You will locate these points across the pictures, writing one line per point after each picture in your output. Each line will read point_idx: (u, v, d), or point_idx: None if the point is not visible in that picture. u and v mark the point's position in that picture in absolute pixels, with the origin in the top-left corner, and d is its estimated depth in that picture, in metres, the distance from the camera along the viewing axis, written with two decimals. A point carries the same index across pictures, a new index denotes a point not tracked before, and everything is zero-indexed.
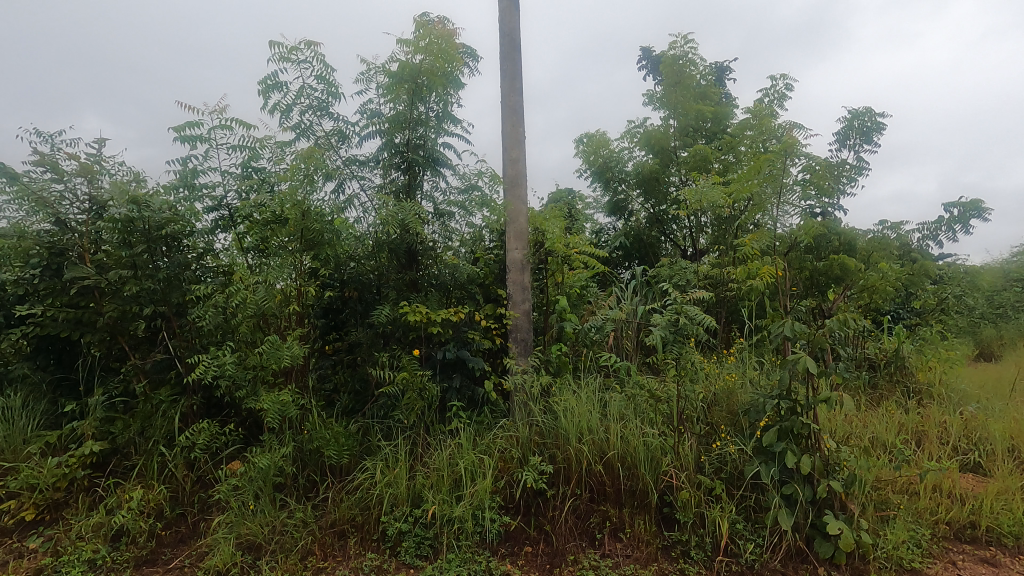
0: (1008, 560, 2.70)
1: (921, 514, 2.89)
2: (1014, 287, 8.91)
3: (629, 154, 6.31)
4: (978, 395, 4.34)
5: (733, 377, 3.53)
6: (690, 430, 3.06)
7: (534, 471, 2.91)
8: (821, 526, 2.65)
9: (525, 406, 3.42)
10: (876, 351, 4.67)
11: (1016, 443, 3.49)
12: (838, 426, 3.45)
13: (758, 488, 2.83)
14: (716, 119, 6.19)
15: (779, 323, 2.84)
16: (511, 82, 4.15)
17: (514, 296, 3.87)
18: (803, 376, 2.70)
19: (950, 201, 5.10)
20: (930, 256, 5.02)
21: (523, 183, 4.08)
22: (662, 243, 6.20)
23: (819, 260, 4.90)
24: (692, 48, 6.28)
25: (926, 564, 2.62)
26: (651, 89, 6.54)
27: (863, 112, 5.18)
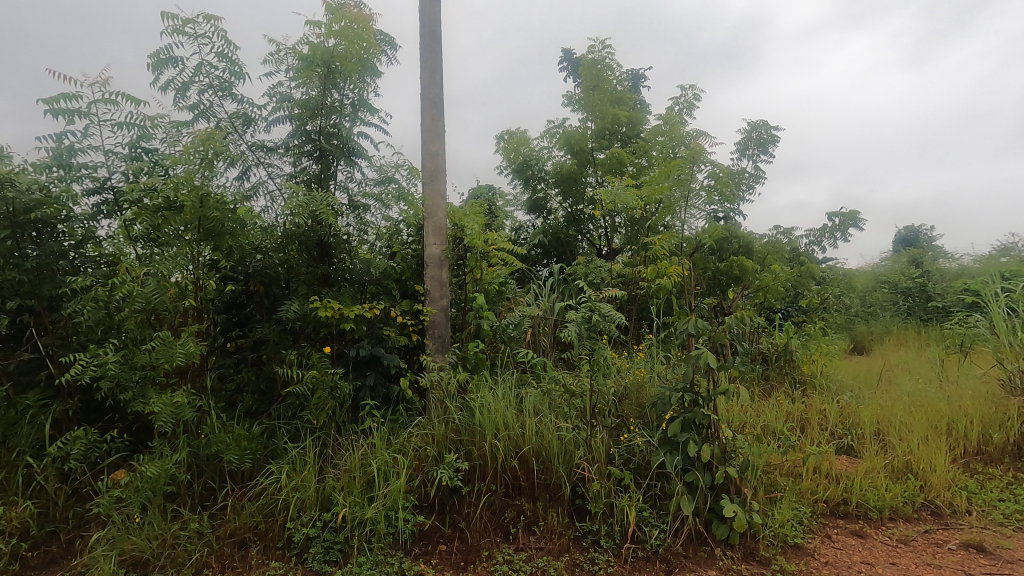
0: (872, 531, 3.02)
1: (802, 494, 3.18)
2: (881, 288, 10.03)
3: (549, 153, 6.44)
4: (852, 384, 4.84)
5: (642, 372, 3.69)
6: (601, 423, 3.19)
7: (449, 469, 2.89)
8: (718, 509, 2.83)
9: (441, 404, 3.40)
10: (768, 346, 5.13)
11: (881, 426, 3.89)
12: (733, 417, 3.71)
13: (663, 477, 2.99)
14: (631, 124, 6.40)
15: (684, 320, 2.99)
16: (432, 74, 4.08)
17: (431, 292, 3.85)
18: (705, 369, 2.87)
19: (832, 211, 5.65)
20: (815, 260, 5.53)
21: (442, 177, 4.03)
22: (579, 242, 6.35)
23: (721, 261, 5.26)
24: (609, 53, 6.48)
25: (806, 539, 2.88)
26: (570, 91, 6.67)
27: (760, 125, 5.58)
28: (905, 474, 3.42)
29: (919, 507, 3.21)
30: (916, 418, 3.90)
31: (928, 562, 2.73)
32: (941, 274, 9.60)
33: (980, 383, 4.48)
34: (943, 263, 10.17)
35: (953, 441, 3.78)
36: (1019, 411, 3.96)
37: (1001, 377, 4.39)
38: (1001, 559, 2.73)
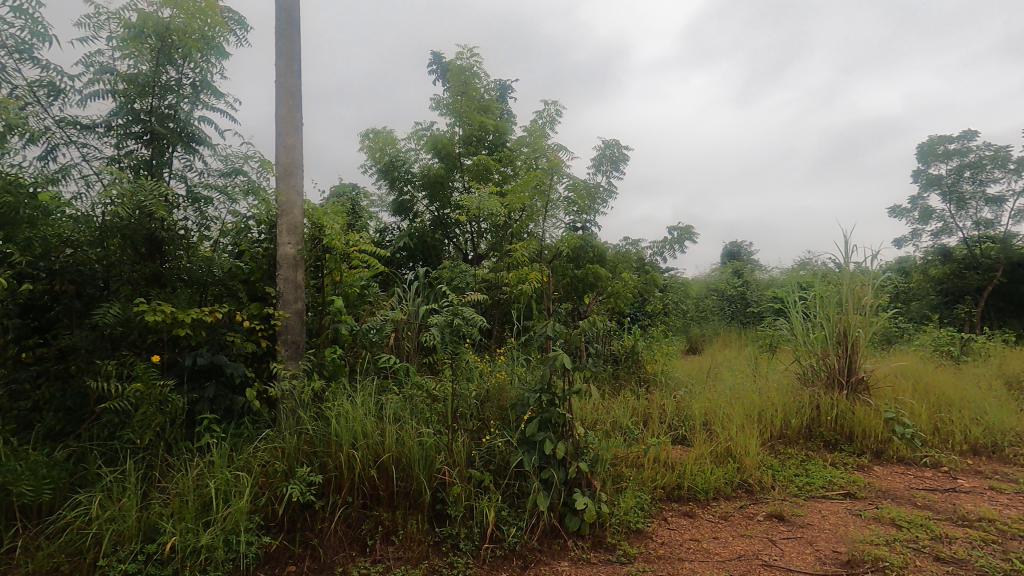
0: (700, 510, 3.41)
1: (643, 483, 3.49)
2: (711, 296, 11.42)
3: (416, 156, 6.39)
4: (686, 381, 5.43)
5: (503, 374, 3.79)
6: (462, 427, 3.22)
7: (300, 483, 2.70)
8: (571, 503, 3.00)
9: (293, 414, 3.18)
10: (619, 348, 5.62)
11: (708, 417, 4.41)
12: (585, 415, 3.96)
13: (521, 476, 3.09)
14: (497, 132, 6.52)
15: (543, 324, 3.13)
16: (288, 62, 3.82)
17: (284, 295, 3.60)
18: (560, 371, 3.02)
19: (671, 225, 6.31)
20: (658, 269, 6.12)
21: (299, 172, 3.78)
22: (445, 246, 6.35)
23: (578, 268, 5.59)
24: (477, 61, 6.59)
25: (646, 523, 3.16)
26: (438, 94, 6.67)
27: (612, 143, 6.05)
28: (726, 458, 3.90)
29: (736, 486, 3.69)
30: (735, 408, 4.47)
31: (742, 533, 3.14)
32: (756, 283, 11.17)
33: (782, 376, 5.28)
34: (758, 274, 11.85)
35: (762, 427, 4.40)
36: (810, 399, 4.73)
37: (798, 371, 5.20)
38: (795, 524, 3.23)
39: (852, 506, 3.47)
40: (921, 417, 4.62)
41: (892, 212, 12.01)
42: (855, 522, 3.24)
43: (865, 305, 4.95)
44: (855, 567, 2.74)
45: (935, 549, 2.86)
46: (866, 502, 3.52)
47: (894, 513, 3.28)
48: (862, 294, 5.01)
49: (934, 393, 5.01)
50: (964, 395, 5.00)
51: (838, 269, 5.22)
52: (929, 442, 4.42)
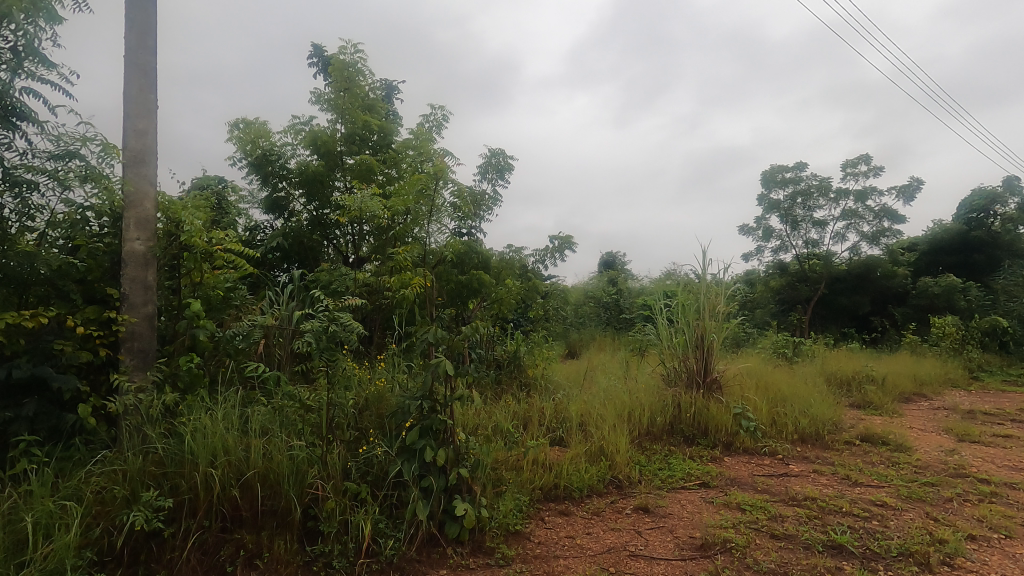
0: (574, 508, 3.56)
1: (522, 485, 3.57)
2: (589, 302, 12.04)
3: (293, 151, 6.02)
4: (564, 384, 5.66)
5: (383, 381, 3.68)
6: (338, 438, 3.08)
7: (145, 509, 2.40)
8: (451, 510, 2.98)
9: (138, 432, 2.83)
10: (501, 353, 5.71)
11: (584, 418, 4.63)
12: (467, 420, 3.97)
13: (400, 485, 3.02)
14: (382, 133, 6.36)
15: (425, 330, 3.09)
16: (141, 36, 3.40)
17: (130, 297, 3.18)
18: (442, 377, 2.99)
19: (552, 234, 6.56)
20: (540, 277, 6.33)
21: (151, 160, 3.38)
22: (324, 248, 6.05)
23: (462, 274, 5.60)
24: (362, 58, 6.38)
25: (525, 524, 3.24)
26: (318, 88, 6.36)
27: (498, 152, 6.16)
28: (599, 456, 4.12)
29: (607, 482, 3.91)
30: (608, 409, 4.75)
31: (612, 527, 3.33)
32: (629, 291, 12.00)
33: (650, 378, 5.71)
34: (630, 283, 12.74)
35: (631, 425, 4.72)
36: (673, 398, 5.16)
37: (663, 373, 5.66)
38: (658, 515, 3.49)
39: (706, 494, 3.84)
40: (762, 411, 5.24)
41: (742, 230, 13.55)
42: (708, 509, 3.58)
43: (719, 312, 5.52)
44: (708, 550, 3.03)
45: (771, 527, 3.25)
46: (717, 490, 3.91)
47: (740, 498, 3.67)
48: (716, 303, 5.58)
49: (772, 390, 5.71)
50: (795, 391, 5.76)
51: (697, 280, 5.76)
52: (768, 433, 5.03)
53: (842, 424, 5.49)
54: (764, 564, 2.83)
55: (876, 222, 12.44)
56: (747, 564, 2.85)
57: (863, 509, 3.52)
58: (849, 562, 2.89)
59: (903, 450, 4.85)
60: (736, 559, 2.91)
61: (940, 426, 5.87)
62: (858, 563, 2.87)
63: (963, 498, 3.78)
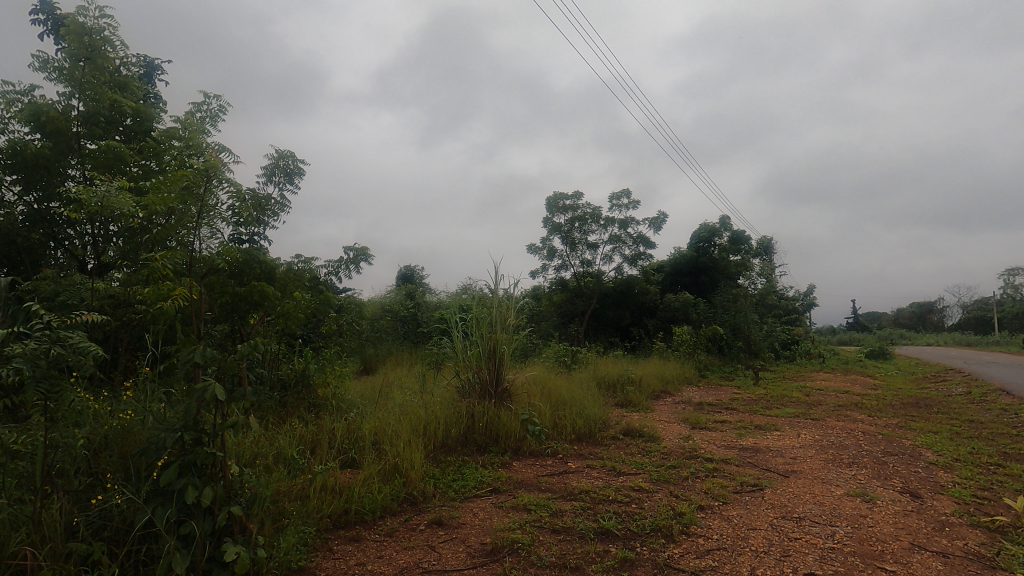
0: (366, 532, 3.40)
1: (307, 515, 3.29)
2: (385, 316, 11.76)
3: (2, 126, 4.75)
4: (358, 402, 5.43)
5: (129, 414, 3.08)
6: (60, 489, 2.48)
7: None
8: (218, 556, 2.58)
9: None
10: (288, 373, 5.25)
11: (378, 436, 4.47)
12: (243, 451, 3.54)
13: (150, 537, 2.53)
14: (139, 117, 5.34)
15: (189, 350, 2.66)
16: None
17: None
18: (211, 404, 2.60)
19: (347, 246, 6.27)
20: (332, 290, 5.99)
21: None
22: (49, 251, 4.87)
23: (241, 286, 4.95)
24: (111, 25, 5.33)
25: (309, 558, 2.98)
26: (44, 52, 5.12)
27: (286, 154, 5.69)
28: (393, 475, 4.01)
29: (401, 500, 3.83)
30: (403, 425, 4.66)
31: (405, 546, 3.26)
32: (426, 305, 12.10)
33: (445, 391, 5.79)
34: (428, 297, 12.88)
35: (426, 440, 4.72)
36: (466, 409, 5.29)
37: (457, 385, 5.78)
38: (452, 526, 3.53)
39: (496, 499, 4.01)
40: (546, 415, 5.71)
41: (530, 249, 14.74)
42: (498, 513, 3.74)
43: (509, 325, 5.86)
44: (496, 553, 3.16)
45: (553, 523, 3.53)
46: (506, 494, 4.12)
47: (526, 500, 3.92)
48: (507, 316, 5.92)
49: (554, 395, 6.26)
50: (572, 394, 6.41)
51: (490, 294, 6.05)
52: (551, 435, 5.50)
53: (609, 422, 6.28)
54: (546, 559, 3.05)
55: (635, 247, 14.65)
56: (532, 562, 3.04)
57: (625, 495, 4.06)
58: (614, 543, 3.28)
59: (654, 440, 5.74)
60: (522, 558, 3.08)
61: (680, 417, 7.10)
62: (621, 544, 3.27)
63: (695, 475, 4.61)
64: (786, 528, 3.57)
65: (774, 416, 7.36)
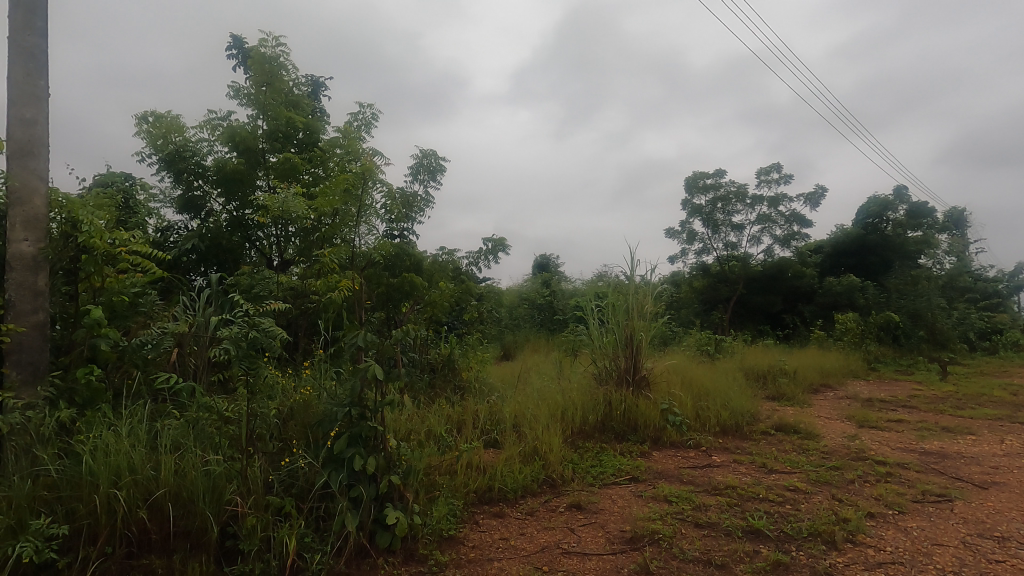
0: (508, 509, 3.57)
1: (455, 489, 3.54)
2: (523, 304, 12.12)
3: (209, 148, 5.70)
4: (498, 386, 5.68)
5: (308, 389, 3.55)
6: (260, 450, 2.94)
7: (35, 539, 2.21)
8: (381, 519, 2.89)
9: (27, 454, 2.60)
10: (435, 357, 5.66)
11: (518, 419, 4.65)
12: (399, 426, 3.92)
13: (327, 497, 2.91)
14: (308, 130, 6.09)
15: (353, 334, 2.99)
16: (29, 16, 3.10)
17: (17, 305, 2.94)
18: (372, 383, 2.91)
19: (486, 237, 6.56)
20: (473, 279, 6.31)
21: (43, 154, 3.11)
22: (246, 250, 5.75)
23: (394, 277, 5.44)
24: (285, 52, 6.11)
25: (458, 529, 3.20)
26: (237, 82, 6.03)
27: (430, 154, 6.09)
28: (533, 456, 4.15)
29: (541, 482, 3.94)
30: (541, 409, 4.78)
31: (545, 526, 3.36)
32: (562, 293, 12.25)
33: (582, 377, 5.82)
34: (563, 285, 12.95)
35: (564, 424, 4.80)
36: (603, 396, 5.27)
37: (594, 372, 5.78)
38: (590, 511, 3.56)
39: (636, 488, 3.96)
40: (687, 405, 5.48)
41: (668, 233, 14.12)
42: (638, 502, 3.69)
43: (646, 312, 5.71)
44: (637, 542, 3.12)
45: (696, 517, 3.40)
46: (646, 483, 4.05)
47: (667, 491, 3.81)
48: (645, 303, 5.77)
49: (696, 385, 5.98)
50: (716, 385, 6.07)
51: (626, 281, 5.93)
52: (693, 426, 5.27)
53: (758, 415, 5.85)
54: (689, 554, 2.95)
55: (788, 226, 13.35)
56: (674, 554, 2.96)
57: (778, 494, 3.76)
58: (765, 545, 3.07)
59: (812, 437, 5.23)
60: (664, 550, 3.01)
61: (844, 414, 6.37)
62: (774, 546, 3.05)
63: (863, 479, 4.12)
64: (983, 548, 3.05)
65: (967, 417, 6.29)
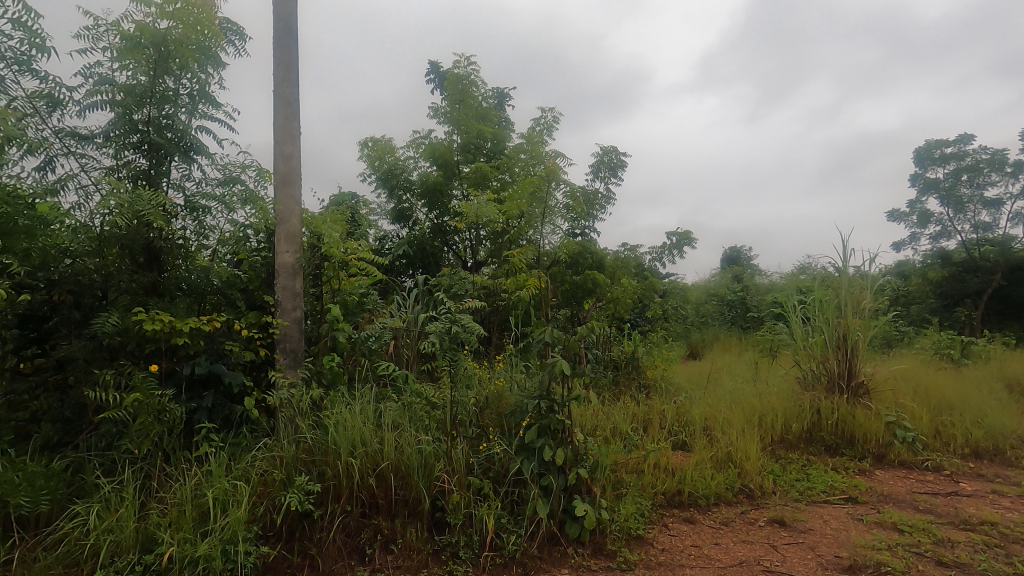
0: (701, 516, 3.39)
1: (643, 489, 3.48)
2: (711, 300, 11.40)
3: (415, 164, 6.45)
4: (686, 386, 5.45)
5: (502, 381, 3.81)
6: (462, 434, 3.24)
7: (299, 492, 2.75)
8: (570, 510, 2.98)
9: (291, 423, 3.23)
10: (619, 354, 5.62)
11: (709, 422, 4.40)
12: (585, 421, 3.99)
13: (520, 483, 3.10)
14: (496, 140, 6.53)
15: (541, 330, 3.12)
16: (286, 71, 3.85)
17: (283, 304, 3.66)
18: (559, 377, 3.02)
19: (670, 231, 6.32)
20: (657, 274, 6.13)
21: (297, 181, 3.83)
22: (445, 253, 6.37)
23: (577, 275, 5.54)
24: (474, 69, 6.63)
25: (647, 530, 3.15)
26: (435, 103, 6.71)
27: (610, 150, 6.07)
28: (727, 463, 3.89)
29: (737, 491, 3.67)
30: (735, 413, 4.46)
31: (743, 539, 3.13)
32: (756, 288, 11.22)
33: (783, 380, 5.27)
34: (757, 279, 11.87)
35: (763, 431, 4.40)
36: (811, 403, 4.69)
37: (797, 375, 5.18)
38: (797, 529, 3.21)
39: (854, 510, 3.46)
40: (922, 420, 4.61)
41: (891, 215, 12.03)
42: (857, 527, 3.23)
43: (864, 308, 4.95)
44: (857, 572, 2.74)
45: (938, 553, 2.85)
46: (867, 506, 3.51)
47: (896, 518, 3.26)
48: (862, 298, 5.00)
49: (935, 396, 5.01)
50: (964, 397, 5.00)
51: (837, 273, 5.21)
52: (930, 445, 4.42)
53: None
54: None
55: None
56: None
57: None
58: None
59: None
60: None
61: None
62: None
63: None
64: None
65: None
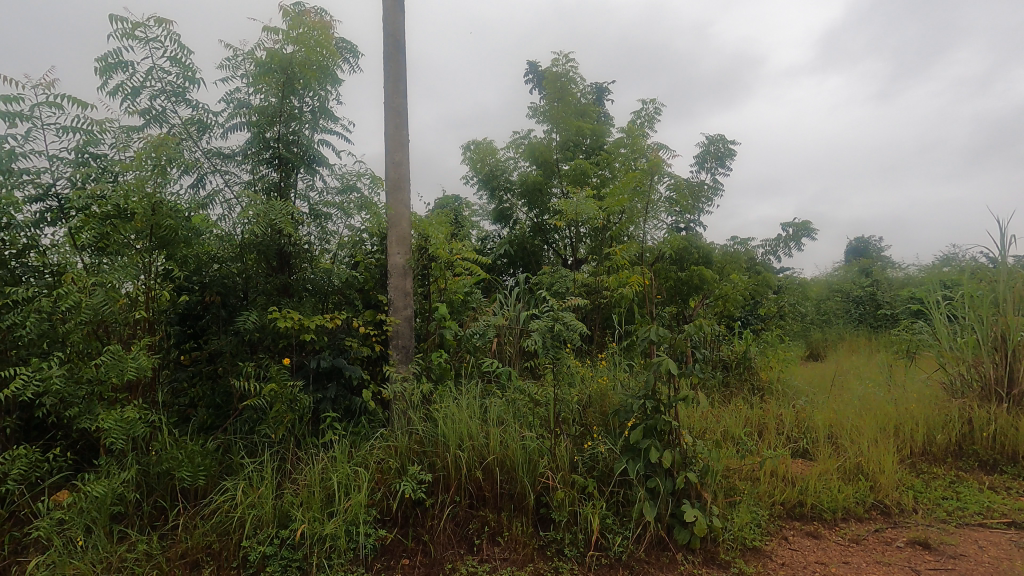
0: (827, 531, 3.12)
1: (759, 498, 3.27)
2: (834, 296, 10.44)
3: (515, 164, 6.54)
4: (806, 390, 5.04)
5: (605, 380, 3.77)
6: (565, 432, 3.25)
7: (412, 480, 2.90)
8: (679, 515, 2.87)
9: (404, 415, 3.43)
10: (729, 353, 5.32)
11: (834, 429, 4.03)
12: (693, 423, 3.83)
13: (626, 484, 3.04)
14: (595, 136, 6.47)
15: (646, 328, 3.03)
16: (395, 82, 4.08)
17: (395, 302, 3.89)
18: (665, 377, 2.93)
19: (786, 222, 5.87)
20: (771, 269, 5.74)
21: (406, 186, 4.06)
22: (545, 252, 6.40)
23: (682, 271, 5.34)
24: (573, 66, 6.60)
25: (764, 541, 2.96)
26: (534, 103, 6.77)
27: (717, 139, 5.77)
28: (857, 475, 3.54)
29: (869, 507, 3.33)
30: (865, 421, 4.05)
31: (878, 560, 2.83)
32: (889, 282, 10.10)
33: (923, 386, 4.70)
34: (891, 273, 10.67)
35: (899, 441, 3.95)
36: (960, 412, 4.13)
37: (943, 381, 4.59)
38: (945, 554, 2.85)
39: (1019, 538, 3.00)
40: None
41: None
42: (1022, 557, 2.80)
43: None
44: None
45: None
46: None
47: None
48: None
49: None
50: None
51: (993, 265, 4.55)
52: None
53: None
54: None
55: None
56: None
57: None
58: None
59: None
60: None
61: None
62: None
63: None
64: None
65: None
